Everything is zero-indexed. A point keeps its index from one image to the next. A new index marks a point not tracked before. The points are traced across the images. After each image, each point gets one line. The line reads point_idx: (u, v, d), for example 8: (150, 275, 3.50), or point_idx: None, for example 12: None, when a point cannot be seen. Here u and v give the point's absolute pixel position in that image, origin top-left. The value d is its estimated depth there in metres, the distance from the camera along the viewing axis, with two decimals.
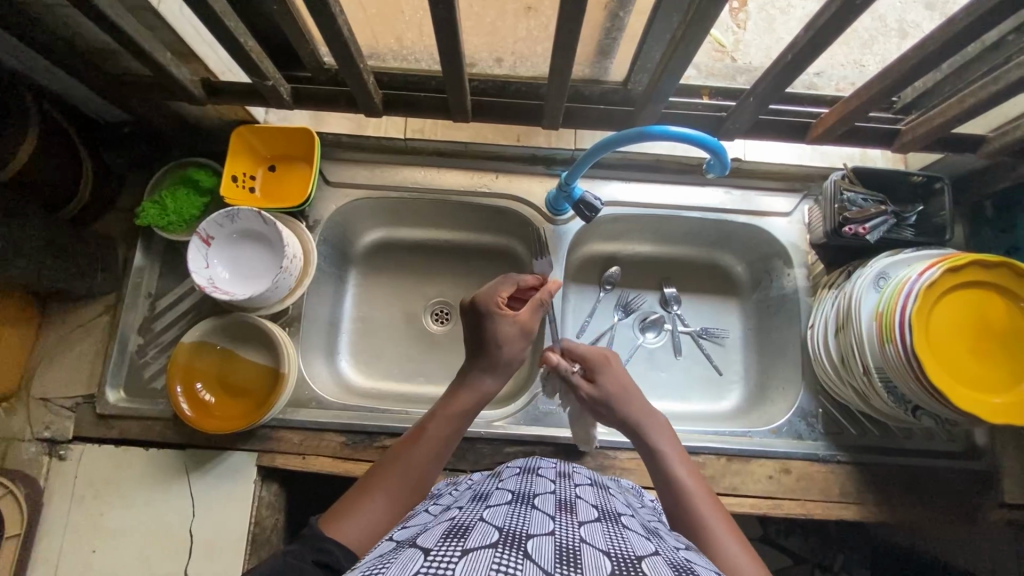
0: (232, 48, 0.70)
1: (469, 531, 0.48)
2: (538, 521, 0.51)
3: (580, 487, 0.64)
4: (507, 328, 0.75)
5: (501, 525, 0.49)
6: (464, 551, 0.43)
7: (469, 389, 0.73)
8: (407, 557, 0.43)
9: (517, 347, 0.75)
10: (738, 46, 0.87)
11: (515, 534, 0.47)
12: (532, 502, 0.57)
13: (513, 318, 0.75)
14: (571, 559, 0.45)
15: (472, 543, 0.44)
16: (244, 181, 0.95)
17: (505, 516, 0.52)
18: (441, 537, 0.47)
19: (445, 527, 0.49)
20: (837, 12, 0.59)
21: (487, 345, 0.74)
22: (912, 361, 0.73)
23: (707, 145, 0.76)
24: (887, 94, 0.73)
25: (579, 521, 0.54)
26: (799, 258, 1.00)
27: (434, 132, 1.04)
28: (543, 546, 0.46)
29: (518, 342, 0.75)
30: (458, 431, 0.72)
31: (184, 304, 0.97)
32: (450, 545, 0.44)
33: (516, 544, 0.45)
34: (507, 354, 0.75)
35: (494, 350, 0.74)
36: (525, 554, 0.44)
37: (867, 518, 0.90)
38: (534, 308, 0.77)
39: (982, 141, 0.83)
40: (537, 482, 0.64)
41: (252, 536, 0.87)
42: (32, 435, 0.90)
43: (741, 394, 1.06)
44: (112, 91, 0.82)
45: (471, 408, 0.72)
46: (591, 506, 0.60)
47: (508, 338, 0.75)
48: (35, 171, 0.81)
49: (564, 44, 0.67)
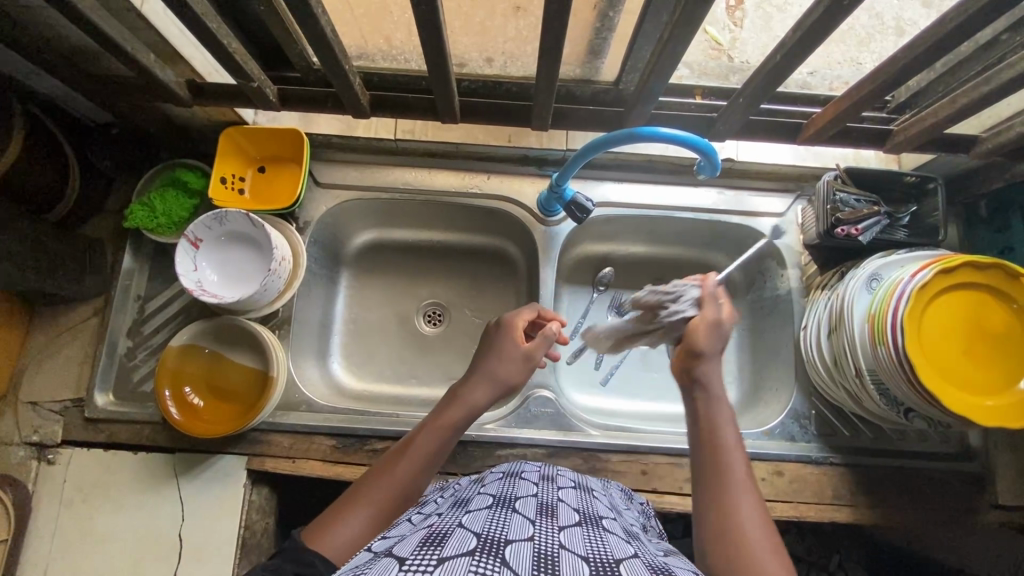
0: (216, 49, 0.70)
1: (447, 538, 0.48)
2: (518, 525, 0.51)
3: (562, 490, 0.64)
4: (513, 351, 0.76)
5: (480, 531, 0.49)
6: (440, 559, 0.43)
7: (462, 406, 0.72)
8: (382, 567, 0.43)
9: (517, 369, 0.75)
10: (735, 44, 0.87)
11: (493, 540, 0.47)
12: (513, 505, 0.57)
13: (521, 343, 0.76)
14: (548, 565, 0.45)
15: (449, 551, 0.45)
16: (233, 183, 0.94)
17: (484, 521, 0.52)
18: (418, 545, 0.47)
19: (423, 535, 0.49)
20: (824, 11, 0.59)
21: (489, 365, 0.75)
22: (904, 364, 0.73)
23: (697, 146, 0.75)
24: (878, 94, 0.73)
25: (559, 525, 0.54)
26: (792, 258, 1.00)
27: (424, 132, 1.02)
28: (521, 552, 0.46)
29: (520, 365, 0.76)
30: (445, 447, 0.71)
31: (173, 307, 0.96)
32: (426, 554, 0.44)
33: (493, 551, 0.45)
34: (503, 373, 0.75)
35: (495, 371, 0.75)
36: (501, 562, 0.44)
37: (860, 520, 0.90)
38: (540, 341, 0.78)
39: (975, 141, 0.83)
40: (520, 485, 0.64)
41: (241, 540, 0.87)
42: (20, 439, 0.90)
43: (735, 395, 1.06)
44: (97, 93, 0.82)
45: (459, 426, 0.71)
46: (573, 509, 0.59)
47: (510, 359, 0.76)
48: (20, 173, 0.81)
49: (552, 44, 0.66)
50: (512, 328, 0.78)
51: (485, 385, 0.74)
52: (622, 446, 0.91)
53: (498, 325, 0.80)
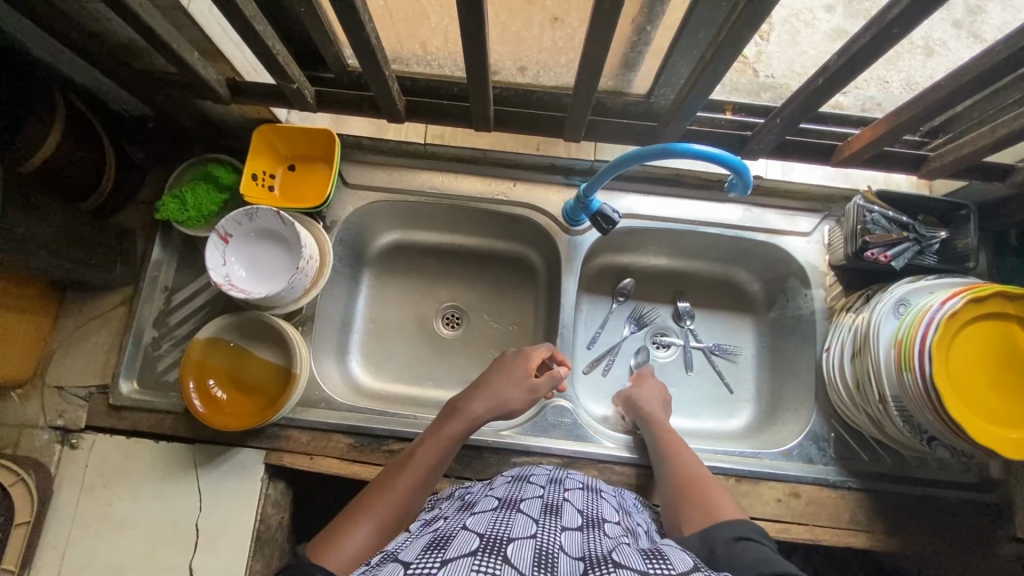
0: (259, 50, 0.71)
1: (451, 540, 0.48)
2: (521, 525, 0.52)
3: (568, 492, 0.65)
4: (517, 376, 0.83)
5: (483, 531, 0.49)
6: (443, 560, 0.44)
7: (464, 420, 0.77)
8: (388, 572, 0.44)
9: (518, 392, 0.82)
10: (760, 57, 0.88)
11: (496, 539, 0.48)
12: (517, 506, 0.57)
13: (526, 371, 0.83)
14: (548, 564, 0.46)
15: (452, 552, 0.45)
16: (263, 180, 0.95)
17: (488, 522, 0.52)
18: (423, 549, 0.47)
19: (428, 538, 0.50)
20: (874, 37, 0.59)
21: (494, 385, 0.81)
22: (930, 391, 0.72)
23: (730, 164, 0.74)
24: (918, 121, 0.72)
25: (561, 526, 0.54)
26: (816, 278, 0.99)
27: (454, 139, 1.06)
28: (523, 550, 0.46)
29: (520, 386, 0.82)
30: (443, 462, 0.73)
31: (199, 299, 0.98)
32: (431, 557, 0.45)
33: (495, 549, 0.46)
34: (507, 395, 0.81)
35: (498, 390, 0.81)
36: (503, 559, 0.45)
37: (877, 547, 0.89)
38: (547, 377, 0.84)
39: (1010, 170, 0.82)
40: (526, 488, 0.64)
41: (257, 533, 0.88)
42: (45, 423, 0.91)
43: (752, 413, 1.05)
44: (137, 87, 0.83)
45: (459, 438, 0.76)
46: (577, 511, 0.60)
47: (516, 384, 0.82)
48: (59, 162, 0.82)
49: (592, 56, 0.67)
50: (520, 357, 0.85)
51: (490, 402, 0.79)
52: (638, 460, 0.91)
53: (515, 354, 0.86)
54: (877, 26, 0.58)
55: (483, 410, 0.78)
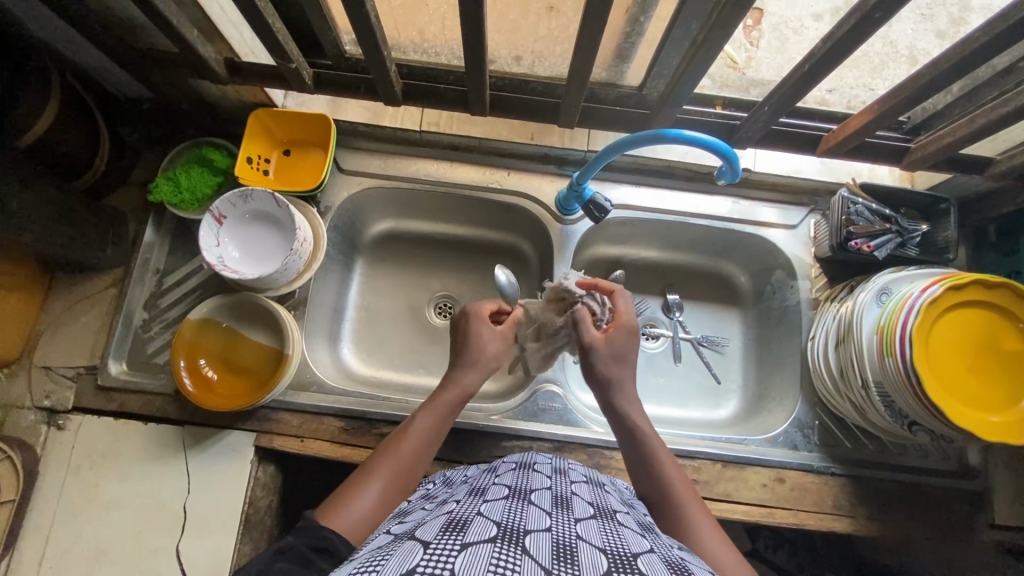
0: (259, 28, 0.71)
1: (468, 525, 0.48)
2: (535, 517, 0.51)
3: (576, 485, 0.65)
4: (485, 331, 0.79)
5: (499, 520, 0.49)
6: (463, 544, 0.43)
7: (459, 386, 0.75)
8: (406, 549, 0.43)
9: (500, 347, 0.80)
10: (749, 62, 0.94)
11: (513, 530, 0.47)
12: (528, 497, 0.57)
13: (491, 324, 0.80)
14: (567, 556, 0.45)
15: (471, 537, 0.44)
16: (258, 163, 0.96)
17: (502, 510, 0.52)
18: (441, 531, 0.46)
19: (444, 521, 0.49)
20: (858, 22, 0.61)
21: (471, 343, 0.78)
22: (911, 375, 0.74)
23: (721, 152, 0.76)
24: (899, 110, 0.75)
25: (575, 517, 0.54)
26: (802, 270, 1.01)
27: (449, 126, 1.05)
28: (541, 543, 0.46)
29: (499, 342, 0.80)
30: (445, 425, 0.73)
31: (192, 281, 0.98)
32: (449, 540, 0.44)
33: (514, 540, 0.45)
34: (488, 352, 0.78)
35: (477, 347, 0.78)
36: (523, 551, 0.44)
37: (858, 532, 0.91)
38: (511, 323, 0.83)
39: (989, 163, 0.85)
40: (533, 477, 0.64)
41: (246, 515, 0.88)
42: (31, 403, 0.90)
43: (739, 403, 1.07)
44: (134, 65, 0.84)
45: (459, 403, 0.74)
46: (587, 503, 0.60)
47: (490, 340, 0.79)
48: (55, 139, 0.82)
49: (587, 43, 0.68)
50: (476, 317, 0.80)
51: (481, 366, 0.77)
52: None
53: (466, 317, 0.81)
54: (861, 12, 0.61)
55: (474, 374, 0.76)
